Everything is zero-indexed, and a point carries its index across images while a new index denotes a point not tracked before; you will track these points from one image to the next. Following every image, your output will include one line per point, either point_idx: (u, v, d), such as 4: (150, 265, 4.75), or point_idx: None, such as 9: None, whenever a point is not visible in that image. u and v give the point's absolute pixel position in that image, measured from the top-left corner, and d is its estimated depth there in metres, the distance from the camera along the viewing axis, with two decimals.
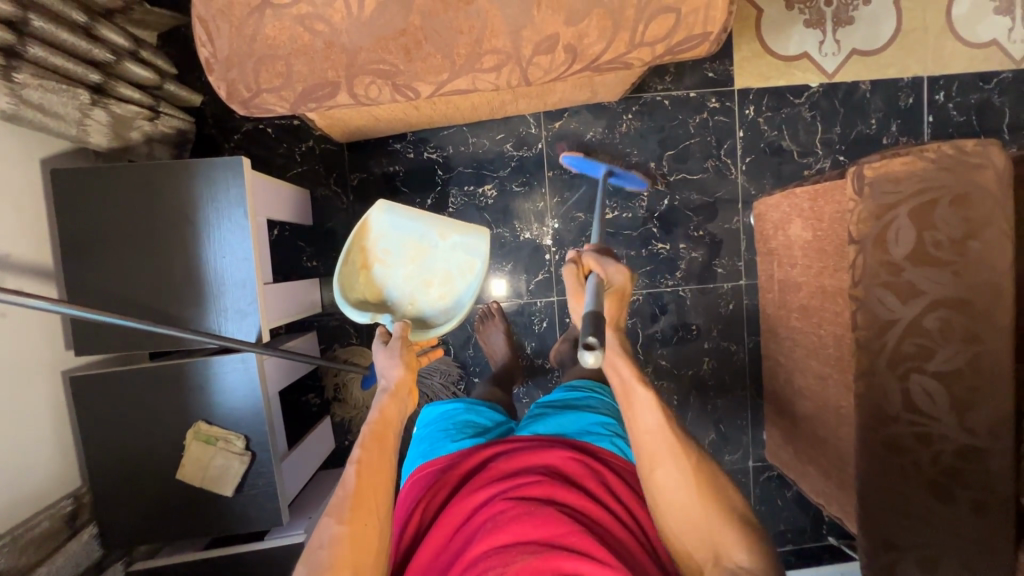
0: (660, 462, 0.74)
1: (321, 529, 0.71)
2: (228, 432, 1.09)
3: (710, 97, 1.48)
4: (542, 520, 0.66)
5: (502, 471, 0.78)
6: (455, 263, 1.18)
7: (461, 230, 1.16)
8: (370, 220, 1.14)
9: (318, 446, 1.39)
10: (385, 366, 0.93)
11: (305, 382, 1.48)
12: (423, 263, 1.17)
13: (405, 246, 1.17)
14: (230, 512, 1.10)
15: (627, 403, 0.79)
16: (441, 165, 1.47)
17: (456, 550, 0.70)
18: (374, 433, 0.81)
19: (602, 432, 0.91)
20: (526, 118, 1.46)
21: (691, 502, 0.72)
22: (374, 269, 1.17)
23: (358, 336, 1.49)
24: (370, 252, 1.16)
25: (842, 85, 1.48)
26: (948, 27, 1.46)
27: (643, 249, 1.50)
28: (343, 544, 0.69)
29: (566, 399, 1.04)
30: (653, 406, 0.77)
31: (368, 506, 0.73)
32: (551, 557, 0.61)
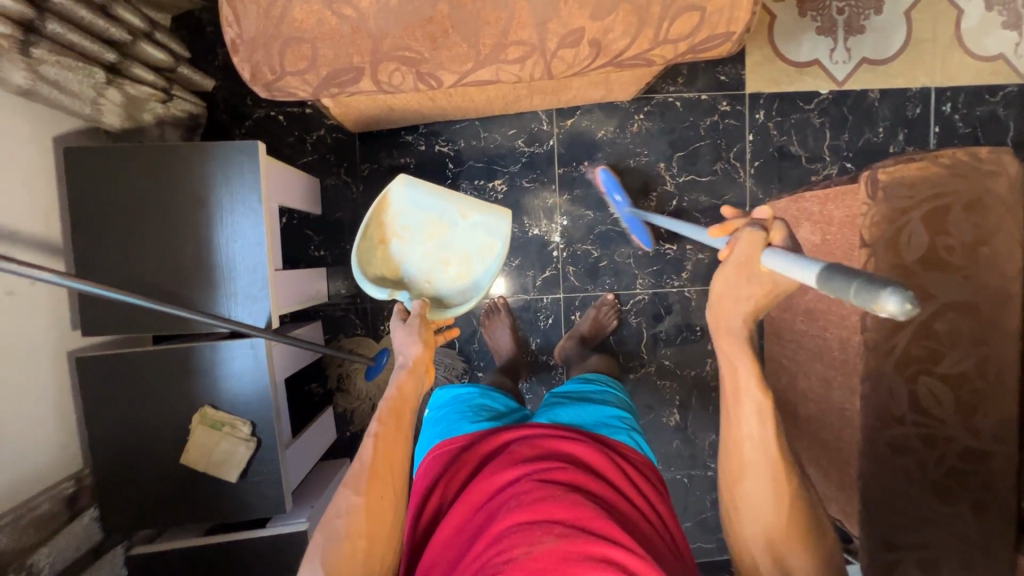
0: (750, 475, 0.65)
1: (338, 500, 0.71)
2: (234, 418, 1.08)
3: (721, 100, 1.49)
4: (568, 503, 0.65)
5: (526, 454, 0.78)
6: (473, 244, 1.18)
7: (482, 210, 1.16)
8: (391, 195, 1.15)
9: (321, 436, 1.39)
10: (403, 342, 0.91)
11: (308, 371, 1.48)
12: (441, 243, 1.18)
13: (424, 224, 1.18)
14: (233, 498, 1.10)
15: (733, 400, 0.66)
16: (452, 158, 1.47)
17: (478, 526, 0.69)
18: (392, 408, 0.80)
19: (619, 425, 0.93)
20: (538, 115, 1.46)
21: (780, 521, 0.63)
22: (392, 245, 1.17)
23: (363, 327, 1.49)
24: (389, 228, 1.17)
25: (852, 93, 1.50)
26: (956, 40, 1.48)
27: (650, 249, 1.51)
28: (359, 516, 0.70)
29: (580, 391, 1.06)
30: (763, 410, 0.65)
31: (384, 481, 0.73)
32: (576, 538, 0.60)
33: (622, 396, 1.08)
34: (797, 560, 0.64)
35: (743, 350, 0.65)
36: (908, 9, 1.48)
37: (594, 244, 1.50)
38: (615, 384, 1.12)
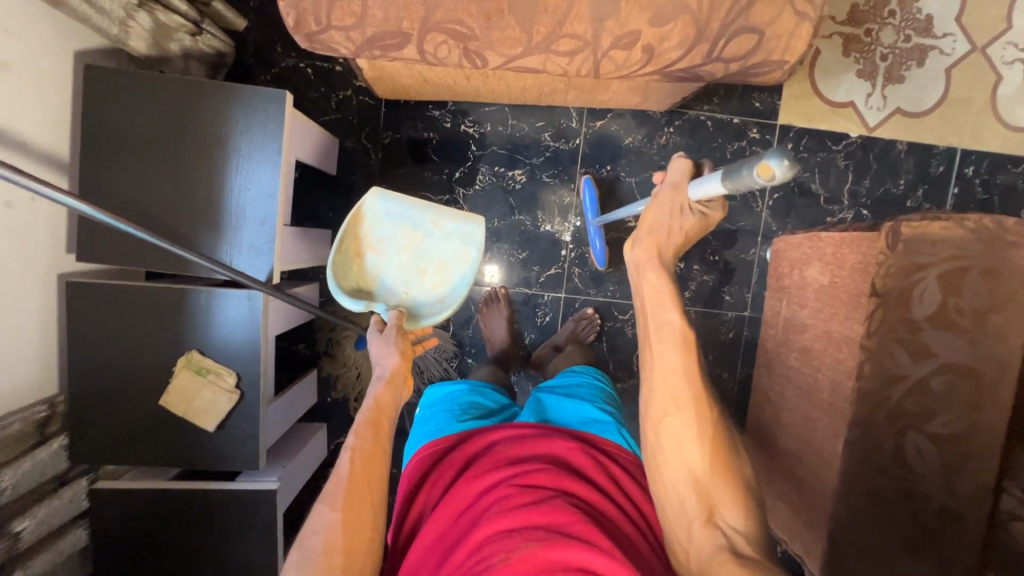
0: (674, 407, 0.69)
1: (314, 516, 0.70)
2: (220, 367, 1.06)
3: (752, 126, 1.49)
4: (548, 509, 0.66)
5: (509, 456, 0.78)
6: (449, 253, 1.18)
7: (457, 218, 1.17)
8: (364, 207, 1.13)
9: (302, 398, 1.37)
10: (380, 354, 0.91)
11: (298, 331, 1.46)
12: (417, 252, 1.17)
13: (399, 236, 1.16)
14: (207, 447, 1.08)
15: (653, 336, 0.72)
16: (476, 140, 1.44)
17: (460, 530, 0.69)
18: (368, 420, 0.79)
19: (608, 422, 0.93)
20: (569, 111, 1.45)
21: (700, 456, 0.68)
22: (366, 258, 1.15)
23: None
24: (363, 241, 1.15)
25: (881, 140, 1.50)
26: (990, 105, 1.49)
27: None
28: (336, 529, 0.69)
29: (568, 386, 1.07)
30: (683, 345, 0.71)
31: (364, 492, 0.72)
32: (554, 545, 0.61)
33: (608, 390, 1.09)
34: (721, 498, 0.67)
35: (665, 290, 0.73)
36: (950, 67, 1.48)
37: None
38: (595, 373, 1.14)
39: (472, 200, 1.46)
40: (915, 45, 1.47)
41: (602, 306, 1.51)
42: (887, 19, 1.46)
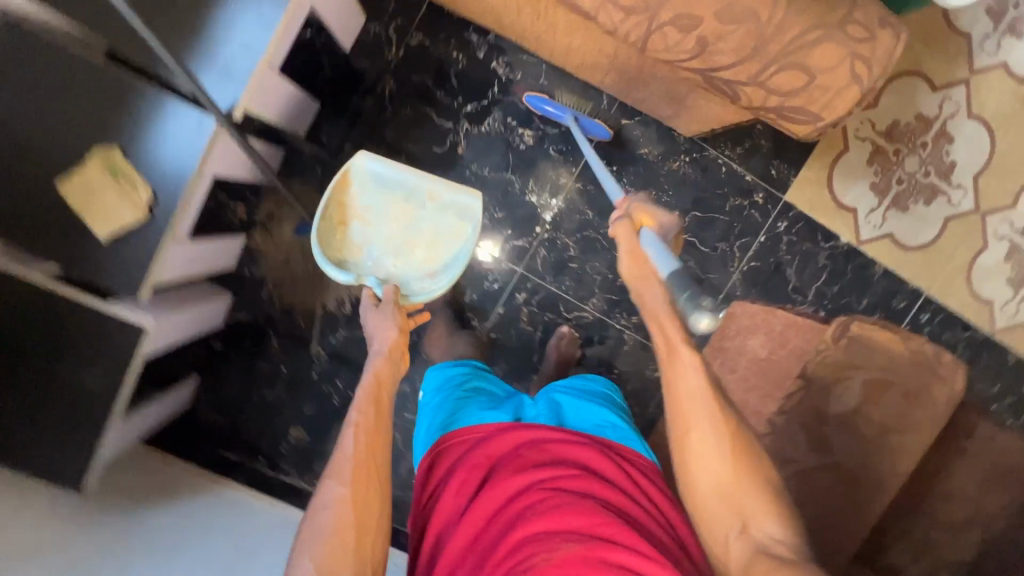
0: (693, 424, 0.77)
1: (323, 489, 0.78)
2: (138, 180, 0.96)
3: (759, 191, 1.48)
4: (579, 511, 0.69)
5: (534, 458, 0.80)
6: (441, 226, 1.15)
7: (452, 190, 1.13)
8: (350, 171, 1.10)
9: (217, 257, 1.27)
10: (377, 329, 1.02)
11: (242, 191, 1.35)
12: (410, 220, 1.14)
13: (389, 205, 1.14)
14: (91, 257, 0.98)
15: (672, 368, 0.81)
16: (501, 83, 1.37)
17: (497, 532, 0.72)
18: (369, 395, 0.90)
19: (619, 429, 0.97)
20: (601, 97, 1.39)
21: (726, 475, 0.74)
22: (354, 226, 1.13)
23: (321, 184, 1.38)
24: (349, 207, 1.12)
25: (864, 256, 1.53)
26: (966, 267, 1.55)
27: (619, 279, 1.48)
28: (344, 506, 0.76)
29: (586, 389, 1.11)
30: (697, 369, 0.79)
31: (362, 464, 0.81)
32: (592, 547, 0.64)
33: (615, 396, 1.14)
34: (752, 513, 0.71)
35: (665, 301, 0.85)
36: (949, 217, 1.53)
37: (576, 243, 1.46)
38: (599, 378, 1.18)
39: (473, 139, 1.38)
40: (929, 184, 1.51)
41: (551, 297, 1.48)
42: (918, 148, 1.50)
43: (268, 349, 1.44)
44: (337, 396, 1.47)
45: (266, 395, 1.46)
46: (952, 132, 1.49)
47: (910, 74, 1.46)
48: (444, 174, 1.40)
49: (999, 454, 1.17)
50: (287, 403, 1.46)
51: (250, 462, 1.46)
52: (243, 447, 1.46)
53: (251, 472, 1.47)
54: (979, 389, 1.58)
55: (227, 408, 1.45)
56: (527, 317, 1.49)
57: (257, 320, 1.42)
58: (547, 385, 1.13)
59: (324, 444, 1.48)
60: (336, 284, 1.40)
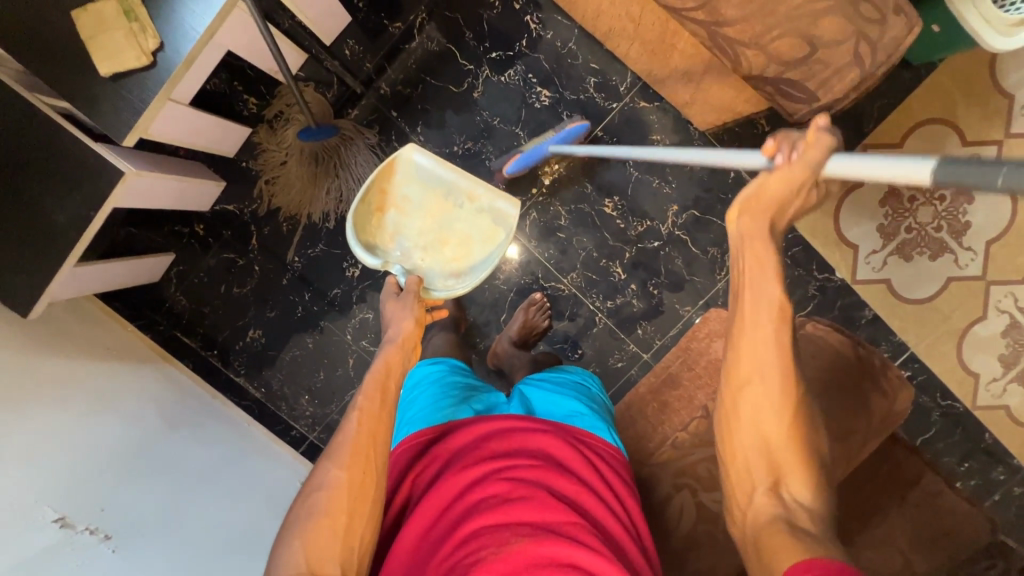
0: (755, 382, 0.69)
1: (318, 474, 0.79)
2: (149, 26, 0.96)
3: None
4: (536, 508, 0.77)
5: (495, 451, 0.86)
6: (476, 228, 1.10)
7: (491, 194, 1.09)
8: (398, 161, 1.08)
9: (215, 137, 1.28)
10: (395, 315, 0.95)
11: (258, 85, 1.38)
12: (448, 222, 1.10)
13: (427, 200, 1.10)
14: (88, 90, 0.98)
15: (757, 317, 0.68)
16: (530, 38, 1.37)
17: (450, 523, 0.79)
18: (376, 382, 0.85)
19: (583, 414, 0.99)
20: (626, 73, 1.38)
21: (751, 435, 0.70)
22: (391, 214, 1.09)
23: (333, 97, 1.41)
24: (391, 196, 1.09)
25: (855, 295, 1.48)
26: (959, 333, 1.49)
27: (603, 260, 1.46)
28: (339, 489, 0.78)
29: (560, 377, 1.11)
30: (781, 319, 0.68)
31: (361, 447, 0.80)
32: (541, 542, 0.73)
33: (602, 395, 1.13)
34: (791, 476, 0.69)
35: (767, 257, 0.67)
36: (951, 278, 1.47)
37: (568, 214, 1.45)
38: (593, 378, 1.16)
39: (491, 87, 1.39)
40: (940, 238, 1.46)
41: (532, 261, 1.47)
42: (934, 200, 1.45)
43: (245, 245, 1.45)
44: (300, 307, 1.48)
45: (233, 290, 1.47)
46: (973, 191, 1.44)
47: (943, 122, 1.42)
48: (455, 115, 1.41)
49: (945, 516, 1.11)
50: (252, 303, 1.48)
51: (203, 351, 1.48)
52: (199, 334, 1.48)
53: (202, 362, 1.48)
54: (945, 461, 1.51)
55: (194, 294, 1.47)
56: (503, 275, 1.48)
57: (242, 214, 1.44)
58: (522, 379, 1.14)
59: (277, 352, 1.49)
60: (324, 197, 1.41)
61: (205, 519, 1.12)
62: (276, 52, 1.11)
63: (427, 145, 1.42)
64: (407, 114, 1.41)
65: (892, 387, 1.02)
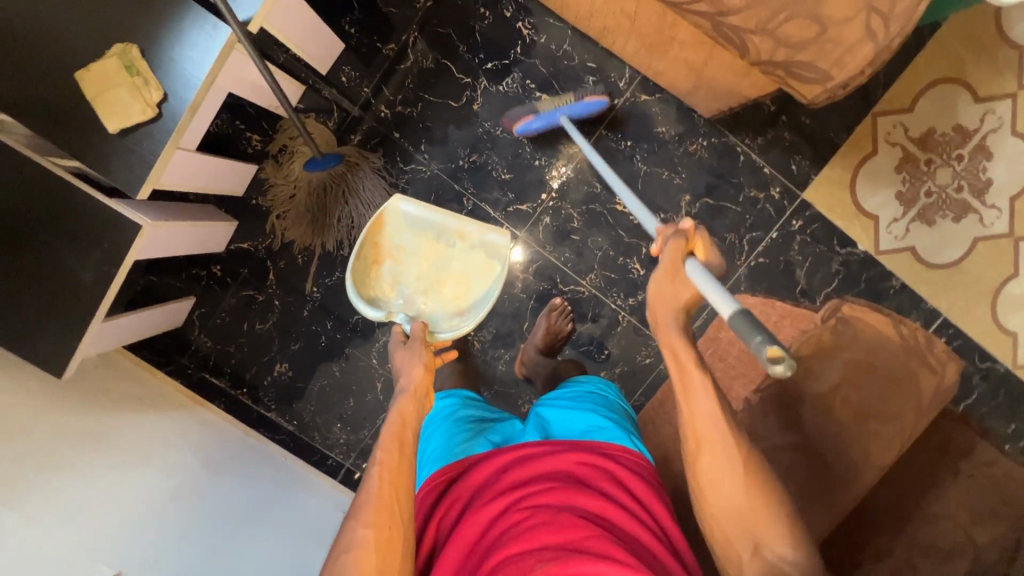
0: (707, 453, 0.76)
1: (345, 534, 0.79)
2: (152, 77, 0.97)
3: (777, 185, 1.42)
4: (558, 529, 0.75)
5: (514, 479, 0.86)
6: (472, 264, 1.10)
7: (482, 229, 1.08)
8: (386, 213, 1.08)
9: (224, 178, 1.29)
10: (403, 364, 0.96)
11: (259, 122, 1.38)
12: (444, 263, 1.10)
13: (420, 244, 1.10)
14: (97, 148, 0.99)
15: (690, 394, 0.78)
16: (524, 44, 1.37)
17: (477, 561, 0.78)
18: (393, 434, 0.87)
19: (603, 427, 0.98)
20: (623, 69, 1.37)
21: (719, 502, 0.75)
22: (387, 265, 1.09)
23: (336, 124, 1.41)
24: (384, 247, 1.09)
25: (880, 266, 1.45)
26: (992, 293, 1.44)
27: (619, 258, 1.45)
28: (369, 544, 0.77)
29: (576, 391, 1.10)
30: (709, 391, 0.78)
31: (385, 501, 0.80)
32: (566, 562, 0.70)
33: (624, 409, 1.10)
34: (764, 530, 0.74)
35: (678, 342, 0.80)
36: (978, 238, 1.43)
37: (580, 215, 1.44)
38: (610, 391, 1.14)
39: (489, 97, 1.39)
40: (962, 198, 1.42)
41: (549, 267, 1.46)
42: (952, 160, 1.41)
43: (263, 281, 1.46)
44: (323, 337, 1.48)
45: (256, 327, 1.48)
46: (992, 147, 1.40)
47: (953, 81, 1.39)
48: (457, 129, 1.41)
49: None
50: (275, 337, 1.48)
51: (232, 390, 1.49)
52: (227, 374, 1.49)
53: (232, 401, 1.49)
54: (993, 426, 1.47)
55: (218, 335, 1.48)
56: (521, 284, 1.47)
57: (257, 251, 1.45)
58: (538, 400, 1.13)
59: (305, 383, 1.50)
60: (337, 225, 1.41)
61: (254, 557, 1.13)
62: (279, 90, 1.12)
63: (432, 163, 1.42)
64: (409, 133, 1.41)
65: (934, 359, 1.00)
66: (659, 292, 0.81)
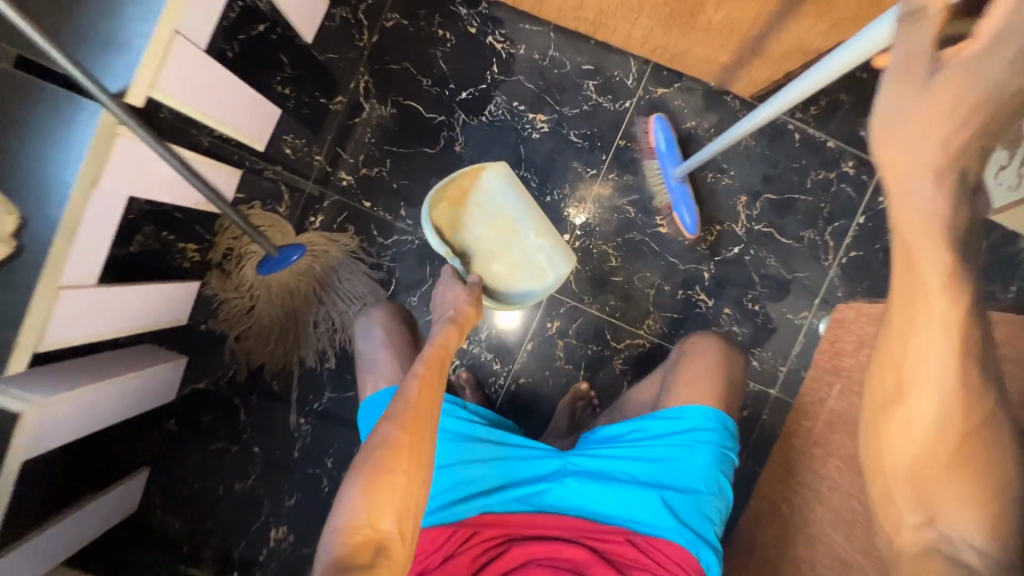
0: (908, 398, 0.46)
1: (377, 435, 0.71)
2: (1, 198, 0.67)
3: (848, 158, 1.13)
4: None
5: (556, 552, 0.79)
6: (530, 261, 1.05)
7: (558, 239, 1.05)
8: (489, 169, 1.02)
9: (154, 306, 0.98)
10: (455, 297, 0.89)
11: (193, 226, 1.08)
12: (507, 246, 1.04)
13: (498, 214, 1.04)
14: None
15: (906, 328, 0.45)
16: (500, 61, 1.10)
17: None
18: (435, 360, 0.79)
19: (677, 492, 0.84)
20: (628, 63, 1.10)
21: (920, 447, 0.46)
22: (461, 211, 1.03)
23: (289, 209, 1.10)
24: (469, 195, 1.03)
25: (998, 229, 1.17)
26: None
27: (679, 291, 1.13)
28: (395, 447, 0.69)
29: (654, 430, 0.88)
30: (946, 329, 0.43)
31: (425, 420, 0.72)
32: None
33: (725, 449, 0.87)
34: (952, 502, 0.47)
35: (941, 257, 0.41)
36: None
37: (618, 249, 1.12)
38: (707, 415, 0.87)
39: (473, 133, 1.10)
40: None
41: (594, 323, 1.13)
42: None
43: (234, 426, 1.11)
44: (326, 479, 1.12)
45: (235, 488, 1.11)
46: None
47: None
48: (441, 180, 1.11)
49: None
50: (263, 495, 1.12)
51: None
52: (209, 559, 1.11)
53: None
54: None
55: (188, 510, 1.11)
56: (563, 352, 1.13)
57: (218, 389, 1.10)
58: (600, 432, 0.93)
59: (314, 548, 1.12)
60: (316, 334, 1.09)
61: None
62: (202, 188, 0.84)
63: (419, 228, 1.11)
64: (384, 199, 1.11)
65: None
66: (891, 152, 0.41)
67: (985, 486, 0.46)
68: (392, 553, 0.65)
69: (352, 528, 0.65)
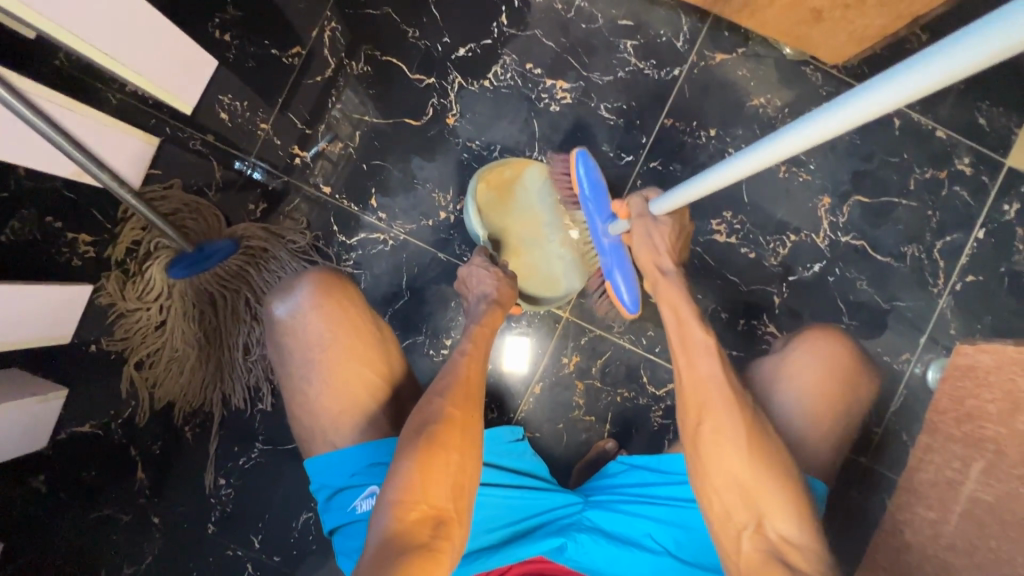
0: (709, 413, 0.55)
1: (422, 408, 0.56)
2: None
3: (964, 154, 0.86)
4: None
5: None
6: (556, 271, 0.82)
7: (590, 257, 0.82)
8: (528, 168, 0.80)
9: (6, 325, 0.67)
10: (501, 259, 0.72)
11: (84, 210, 0.77)
12: (541, 246, 0.82)
13: (526, 212, 0.82)
14: None
15: (687, 359, 0.58)
16: (511, 10, 0.84)
17: None
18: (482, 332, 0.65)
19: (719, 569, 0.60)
20: (677, 20, 0.84)
21: (740, 464, 0.53)
22: (492, 198, 0.80)
23: (217, 192, 0.82)
24: (502, 183, 0.80)
25: None
26: None
27: (738, 321, 0.86)
28: (449, 420, 0.55)
29: None
30: (710, 353, 0.57)
31: (477, 392, 0.59)
32: None
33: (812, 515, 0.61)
34: (763, 494, 0.53)
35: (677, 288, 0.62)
36: None
37: None
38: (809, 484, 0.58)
39: (471, 102, 0.84)
40: None
41: (627, 360, 0.84)
42: None
43: (128, 486, 0.81)
44: (251, 565, 0.82)
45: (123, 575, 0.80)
46: None
47: None
48: (426, 162, 0.84)
49: None
50: None
51: None
52: None
53: None
54: None
55: None
56: (583, 399, 0.84)
57: (110, 436, 0.80)
58: (634, 471, 0.68)
59: None
60: (246, 362, 0.81)
61: None
62: (61, 140, 0.58)
63: (395, 224, 0.84)
64: (349, 185, 0.84)
65: None
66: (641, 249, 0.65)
67: (788, 504, 0.52)
68: (453, 532, 0.50)
69: (407, 504, 0.50)
